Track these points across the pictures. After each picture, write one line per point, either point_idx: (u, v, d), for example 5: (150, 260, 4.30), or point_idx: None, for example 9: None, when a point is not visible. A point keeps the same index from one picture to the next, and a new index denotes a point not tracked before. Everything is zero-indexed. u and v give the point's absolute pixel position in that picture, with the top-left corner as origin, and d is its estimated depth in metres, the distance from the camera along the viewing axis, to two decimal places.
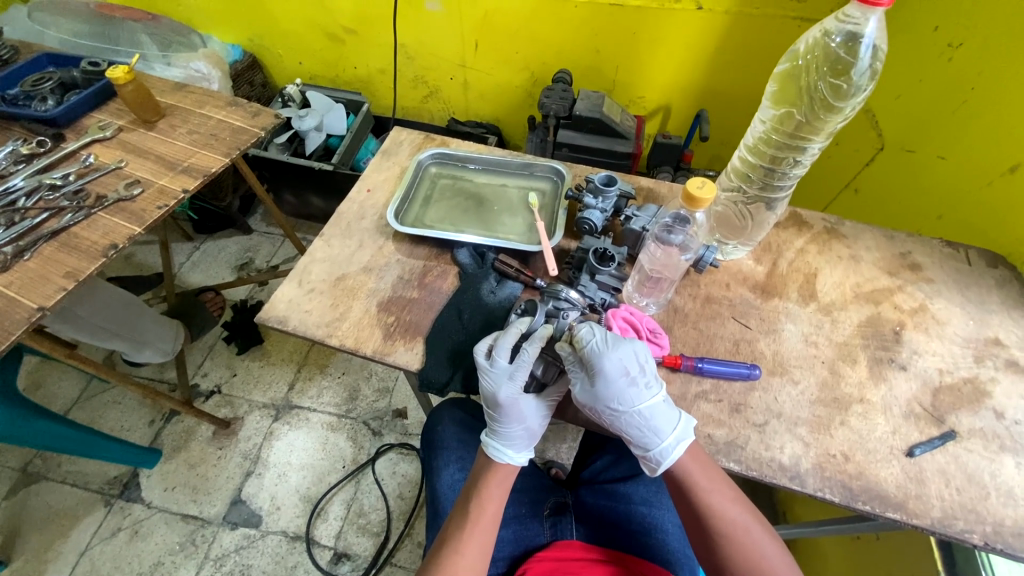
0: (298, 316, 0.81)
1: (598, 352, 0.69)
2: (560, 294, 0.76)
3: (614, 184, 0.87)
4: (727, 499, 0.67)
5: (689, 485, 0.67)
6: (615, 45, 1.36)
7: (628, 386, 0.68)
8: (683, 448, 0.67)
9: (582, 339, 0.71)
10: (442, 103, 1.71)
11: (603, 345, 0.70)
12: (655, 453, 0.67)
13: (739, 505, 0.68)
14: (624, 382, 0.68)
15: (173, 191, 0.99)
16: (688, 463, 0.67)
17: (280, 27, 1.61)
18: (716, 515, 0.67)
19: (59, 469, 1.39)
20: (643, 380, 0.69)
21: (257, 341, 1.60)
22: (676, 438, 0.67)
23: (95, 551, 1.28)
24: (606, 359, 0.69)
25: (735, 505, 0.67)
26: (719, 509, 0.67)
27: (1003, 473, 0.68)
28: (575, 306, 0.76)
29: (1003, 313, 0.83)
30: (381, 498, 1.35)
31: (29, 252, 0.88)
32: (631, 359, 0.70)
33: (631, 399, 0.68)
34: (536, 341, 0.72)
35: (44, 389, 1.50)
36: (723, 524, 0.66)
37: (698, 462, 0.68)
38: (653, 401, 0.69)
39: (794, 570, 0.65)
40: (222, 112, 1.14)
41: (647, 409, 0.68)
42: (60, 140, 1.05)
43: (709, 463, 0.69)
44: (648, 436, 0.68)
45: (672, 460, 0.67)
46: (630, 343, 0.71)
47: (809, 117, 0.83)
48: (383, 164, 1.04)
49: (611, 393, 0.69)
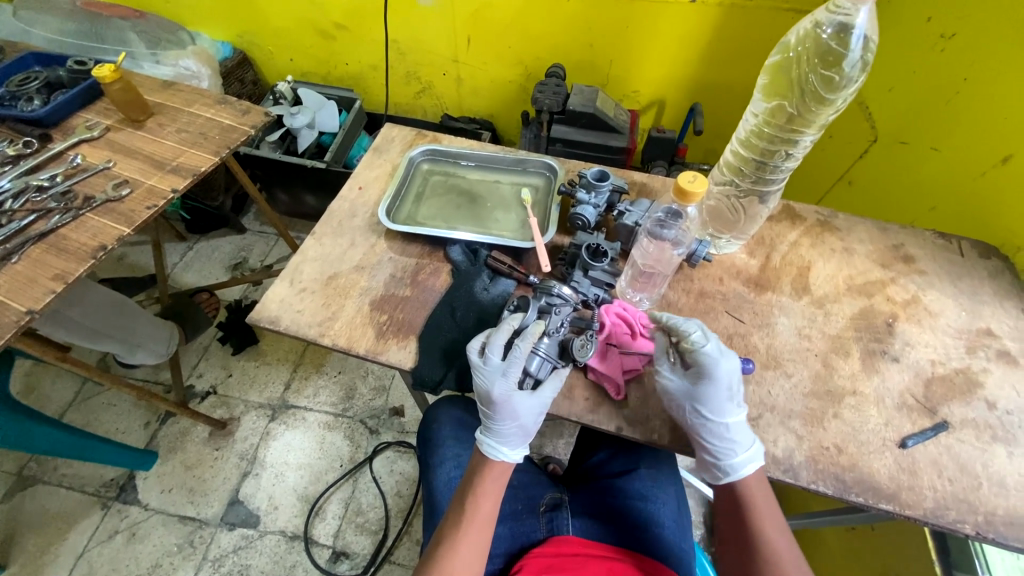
0: (290, 315, 0.81)
1: (714, 357, 0.70)
2: (552, 290, 0.75)
3: (607, 179, 0.86)
4: (776, 530, 0.68)
5: (747, 502, 0.69)
6: (607, 39, 1.35)
7: (725, 397, 0.69)
8: (753, 467, 0.68)
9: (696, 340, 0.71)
10: (435, 99, 1.70)
11: (717, 352, 0.71)
12: (726, 464, 0.68)
13: (786, 538, 0.67)
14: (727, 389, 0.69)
15: (162, 191, 0.98)
16: (752, 486, 0.69)
17: (270, 24, 1.60)
18: (762, 535, 0.67)
19: (55, 472, 1.38)
20: (736, 394, 0.70)
21: (252, 341, 1.59)
22: (750, 456, 0.68)
23: (93, 554, 1.28)
24: (719, 365, 0.70)
25: (782, 536, 0.67)
26: (767, 531, 0.67)
27: (995, 462, 0.68)
28: (567, 301, 0.75)
29: (995, 304, 0.83)
30: (379, 496, 1.35)
31: (17, 254, 0.88)
32: (735, 373, 0.71)
33: (723, 409, 0.68)
34: (527, 338, 0.72)
35: (38, 391, 1.49)
36: (766, 546, 0.66)
37: (761, 489, 0.70)
38: (739, 416, 0.69)
39: None
40: (212, 111, 1.13)
41: (736, 423, 0.68)
42: (47, 141, 1.04)
43: (771, 496, 0.71)
44: (723, 447, 0.68)
45: (742, 474, 0.68)
46: (733, 356, 0.73)
47: (800, 109, 0.82)
48: (375, 161, 1.03)
49: (708, 396, 0.68)
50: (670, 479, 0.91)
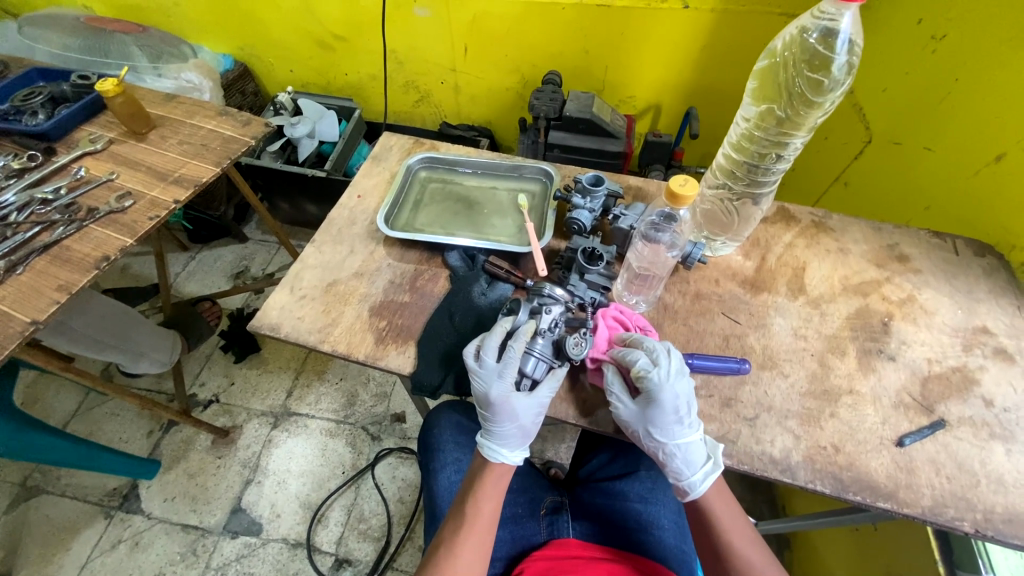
0: (290, 322, 0.82)
1: (660, 384, 0.68)
2: (544, 291, 0.76)
3: (602, 184, 0.88)
4: (748, 542, 0.69)
5: (710, 518, 0.71)
6: (603, 46, 1.37)
7: (674, 420, 0.69)
8: (711, 480, 0.70)
9: (642, 369, 0.69)
10: (433, 107, 1.71)
11: (664, 376, 0.69)
12: (683, 482, 0.70)
13: (758, 548, 0.69)
14: (674, 417, 0.69)
15: (165, 202, 1.00)
16: (713, 498, 0.71)
17: (270, 37, 1.63)
18: (733, 550, 0.68)
19: (59, 483, 1.39)
20: (690, 415, 0.70)
21: (254, 349, 1.60)
22: (706, 470, 0.70)
23: (96, 564, 1.28)
24: (665, 391, 0.68)
25: (755, 546, 0.69)
26: (737, 545, 0.69)
27: (993, 460, 0.68)
28: (558, 301, 0.76)
29: (991, 301, 0.84)
30: (381, 503, 1.36)
31: (21, 266, 0.89)
32: (687, 394, 0.70)
33: (673, 431, 0.69)
34: (520, 338, 0.73)
35: (42, 402, 1.50)
36: (740, 563, 0.68)
37: (722, 500, 0.72)
38: (694, 436, 0.69)
39: None
40: (213, 122, 1.15)
41: (683, 445, 0.69)
42: (52, 154, 1.06)
43: (733, 504, 0.73)
44: (678, 467, 0.70)
45: (700, 490, 0.70)
46: (685, 376, 0.71)
47: (789, 112, 0.85)
48: (373, 170, 1.04)
49: (657, 421, 0.69)
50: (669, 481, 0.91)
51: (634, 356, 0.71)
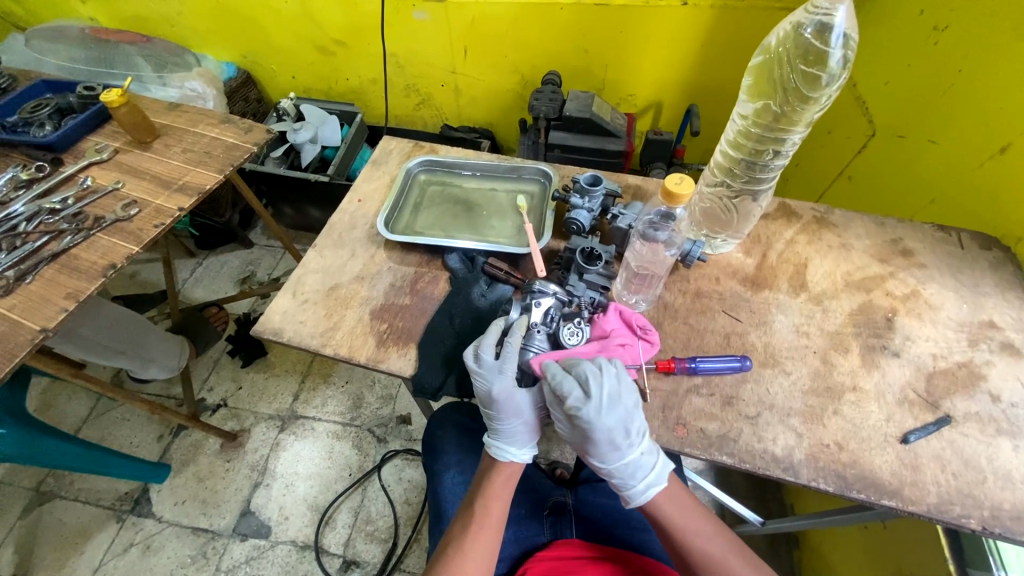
0: (293, 327, 0.82)
1: (592, 418, 0.67)
2: (536, 289, 0.76)
3: (599, 184, 0.88)
4: (705, 537, 0.68)
5: (663, 519, 0.70)
6: (602, 44, 1.36)
7: (610, 446, 0.68)
8: (658, 491, 0.70)
9: (574, 405, 0.68)
10: (434, 109, 1.72)
11: (598, 407, 0.67)
12: (626, 496, 0.71)
13: (718, 542, 0.68)
14: (607, 441, 0.68)
15: (169, 209, 1.01)
16: (662, 498, 0.70)
17: (272, 44, 1.64)
18: (691, 548, 0.67)
19: (72, 487, 1.41)
20: (629, 437, 0.68)
21: (261, 353, 1.61)
22: (650, 483, 0.69)
23: (110, 567, 1.30)
24: (599, 423, 0.67)
25: (714, 539, 0.68)
26: (694, 541, 0.68)
27: (1000, 456, 0.67)
28: (550, 295, 0.76)
29: (997, 295, 0.83)
30: (388, 505, 1.36)
31: (30, 275, 0.91)
32: (624, 418, 0.68)
33: (610, 456, 0.69)
34: (515, 333, 0.74)
35: (55, 408, 1.53)
36: (699, 560, 0.67)
37: (673, 498, 0.71)
38: (635, 457, 0.68)
39: None
40: (216, 130, 1.16)
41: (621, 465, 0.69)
42: (59, 165, 1.08)
43: (686, 499, 0.72)
44: (620, 483, 0.70)
45: (644, 502, 0.70)
46: (623, 399, 0.68)
47: (786, 108, 0.84)
48: (373, 174, 1.05)
49: (592, 446, 0.69)
50: None
51: (566, 388, 0.69)
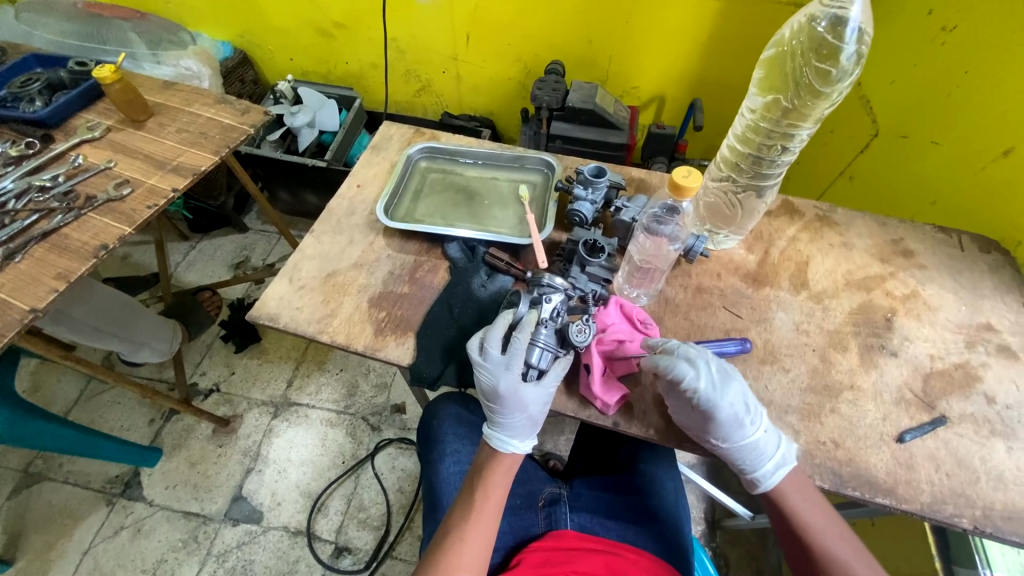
0: (289, 313, 0.81)
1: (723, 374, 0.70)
2: (543, 282, 0.76)
3: (603, 175, 0.87)
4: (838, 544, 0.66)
5: (800, 522, 0.67)
6: (607, 35, 1.35)
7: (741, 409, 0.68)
8: (784, 471, 0.67)
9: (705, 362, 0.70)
10: (435, 96, 1.70)
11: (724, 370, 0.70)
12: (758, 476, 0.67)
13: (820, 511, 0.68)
14: (720, 421, 0.68)
15: (163, 190, 0.99)
16: (795, 493, 0.68)
17: (270, 24, 1.61)
18: (826, 553, 0.65)
19: (61, 469, 1.40)
20: (741, 413, 0.67)
21: (255, 339, 1.60)
22: (777, 464, 0.67)
23: (99, 550, 1.29)
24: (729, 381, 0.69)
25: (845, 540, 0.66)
26: (829, 546, 0.65)
27: (994, 457, 0.68)
28: (558, 290, 0.76)
29: (995, 299, 0.83)
30: (381, 492, 1.36)
31: (20, 254, 0.88)
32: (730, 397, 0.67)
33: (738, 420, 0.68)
34: (525, 329, 0.73)
35: (44, 389, 1.51)
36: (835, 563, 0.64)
37: (806, 493, 0.68)
38: (759, 432, 0.67)
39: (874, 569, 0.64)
40: (212, 110, 1.14)
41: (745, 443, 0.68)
42: (49, 141, 1.05)
43: (820, 497, 0.68)
44: (747, 466, 0.69)
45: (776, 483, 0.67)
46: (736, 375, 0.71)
47: (796, 102, 0.82)
48: (373, 159, 1.03)
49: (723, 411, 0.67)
50: (669, 473, 0.90)
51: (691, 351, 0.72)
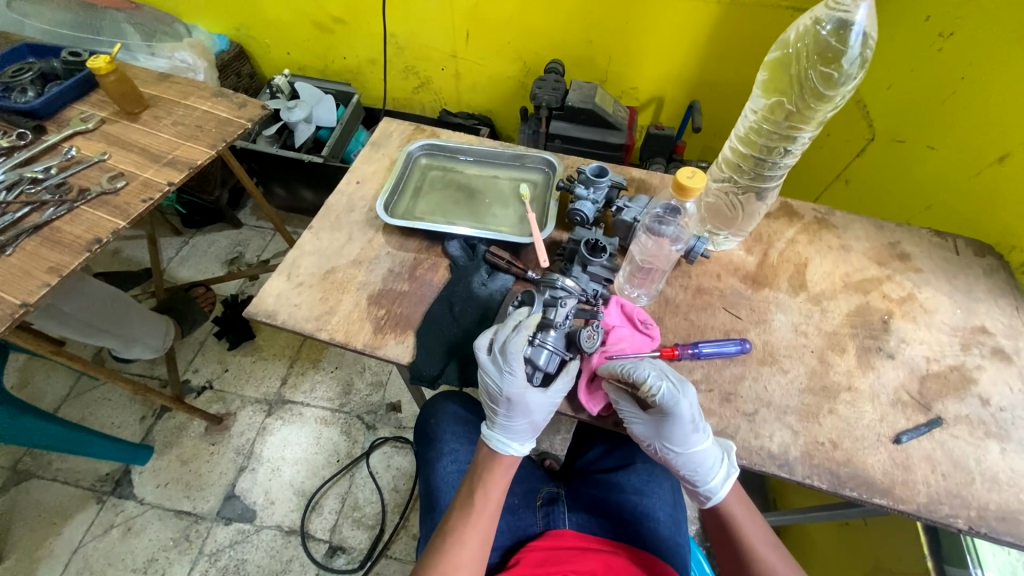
0: (288, 309, 0.81)
1: (673, 397, 0.68)
2: (556, 283, 0.73)
3: (605, 174, 0.87)
4: (773, 551, 0.70)
5: (734, 524, 0.72)
6: (608, 35, 1.35)
7: (690, 430, 0.68)
8: (731, 483, 0.70)
9: (655, 387, 0.67)
10: (434, 94, 1.69)
11: (675, 390, 0.68)
12: (704, 490, 0.71)
13: (753, 520, 0.73)
14: (678, 430, 0.68)
15: (158, 184, 0.98)
16: (732, 501, 0.73)
17: (267, 18, 1.59)
18: (754, 555, 0.69)
19: (49, 467, 1.37)
20: (696, 424, 0.69)
21: (249, 336, 1.58)
22: (724, 475, 0.70)
23: (88, 548, 1.27)
24: (679, 403, 0.68)
25: (774, 549, 0.70)
26: (759, 549, 0.70)
27: (988, 458, 0.69)
28: (571, 294, 0.74)
29: (989, 302, 0.84)
30: (376, 491, 1.35)
31: (11, 247, 0.87)
32: (688, 408, 0.68)
33: (688, 441, 0.69)
34: (534, 333, 0.72)
35: (32, 385, 1.48)
36: (762, 566, 0.68)
37: (741, 504, 0.74)
38: (707, 442, 0.69)
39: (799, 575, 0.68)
40: (208, 103, 1.12)
41: (697, 453, 0.69)
42: (42, 133, 1.03)
43: (754, 510, 0.74)
44: (698, 477, 0.71)
45: (720, 495, 0.71)
46: (689, 388, 0.71)
47: (799, 105, 0.83)
48: (373, 156, 1.03)
49: (673, 432, 0.69)
50: (666, 474, 0.91)
51: (642, 372, 0.68)
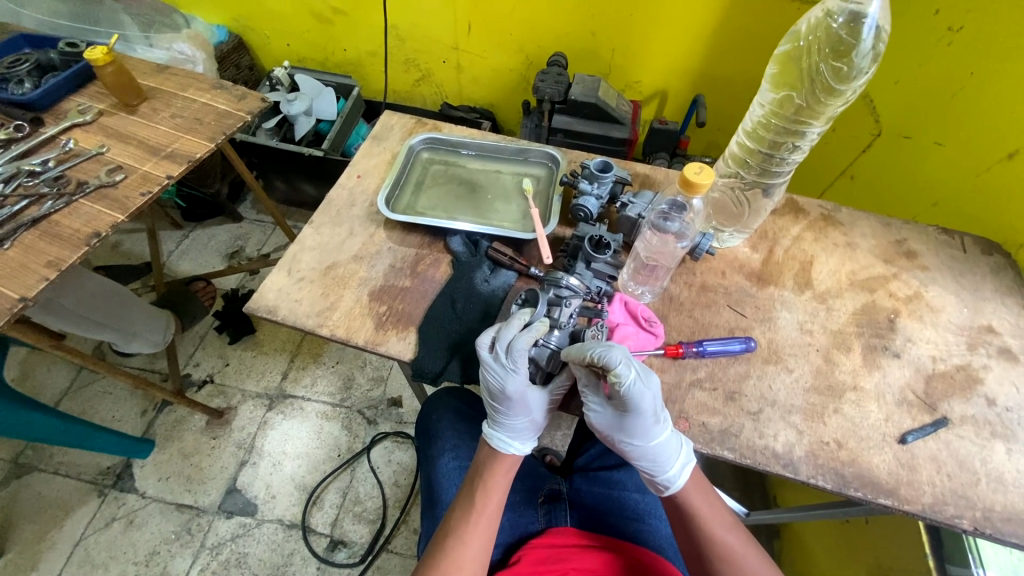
0: (288, 305, 0.80)
1: (638, 388, 0.66)
2: (561, 282, 0.72)
3: (610, 170, 0.85)
4: (728, 529, 0.69)
5: (688, 508, 0.70)
6: (613, 29, 1.33)
7: (651, 422, 0.67)
8: (688, 472, 0.70)
9: (619, 379, 0.65)
10: (434, 86, 1.67)
11: (640, 381, 0.66)
12: (661, 479, 0.70)
13: (707, 501, 0.72)
14: (642, 421, 0.67)
15: (157, 177, 0.97)
16: (688, 489, 0.71)
17: (266, 9, 1.57)
18: (711, 537, 0.68)
19: (51, 460, 1.38)
20: (659, 413, 0.68)
21: (249, 331, 1.58)
22: (682, 463, 0.69)
23: (90, 541, 1.28)
24: (642, 395, 0.66)
25: (732, 531, 0.69)
26: (715, 531, 0.69)
27: (993, 459, 0.68)
28: (575, 293, 0.72)
29: (997, 301, 0.83)
30: (377, 486, 1.35)
31: (9, 241, 0.86)
32: (654, 398, 0.67)
33: (649, 433, 0.68)
34: (535, 332, 0.71)
35: (33, 378, 1.48)
36: (719, 547, 0.67)
37: (698, 489, 0.72)
38: (668, 434, 0.68)
39: (755, 549, 0.68)
40: (207, 95, 1.11)
41: (655, 442, 0.68)
42: (39, 125, 1.02)
43: (709, 493, 0.73)
44: (655, 466, 0.69)
45: (678, 485, 0.70)
46: (654, 377, 0.69)
47: (809, 100, 0.82)
48: (374, 149, 1.02)
49: (633, 425, 0.67)
50: None
51: (610, 361, 0.66)
